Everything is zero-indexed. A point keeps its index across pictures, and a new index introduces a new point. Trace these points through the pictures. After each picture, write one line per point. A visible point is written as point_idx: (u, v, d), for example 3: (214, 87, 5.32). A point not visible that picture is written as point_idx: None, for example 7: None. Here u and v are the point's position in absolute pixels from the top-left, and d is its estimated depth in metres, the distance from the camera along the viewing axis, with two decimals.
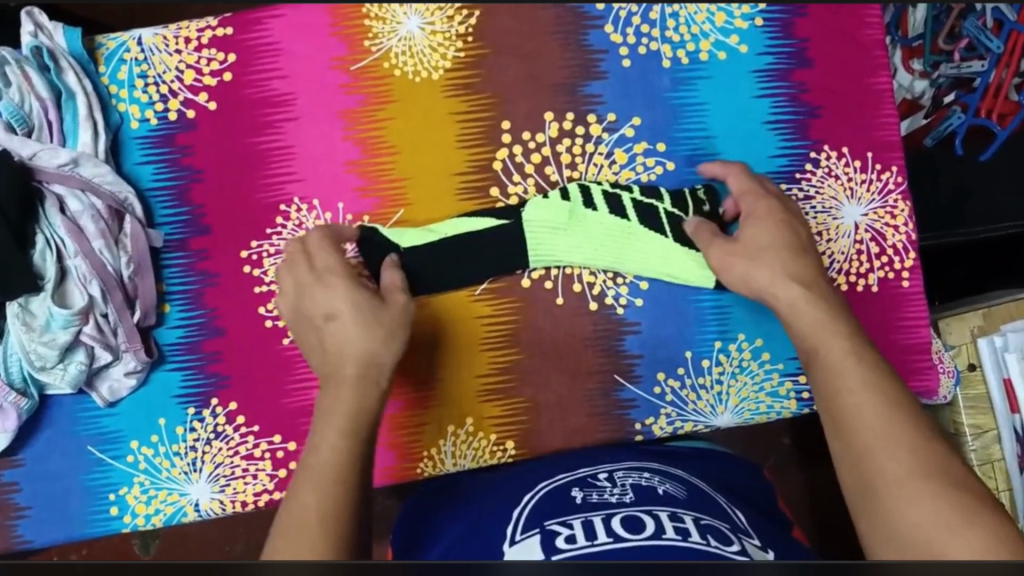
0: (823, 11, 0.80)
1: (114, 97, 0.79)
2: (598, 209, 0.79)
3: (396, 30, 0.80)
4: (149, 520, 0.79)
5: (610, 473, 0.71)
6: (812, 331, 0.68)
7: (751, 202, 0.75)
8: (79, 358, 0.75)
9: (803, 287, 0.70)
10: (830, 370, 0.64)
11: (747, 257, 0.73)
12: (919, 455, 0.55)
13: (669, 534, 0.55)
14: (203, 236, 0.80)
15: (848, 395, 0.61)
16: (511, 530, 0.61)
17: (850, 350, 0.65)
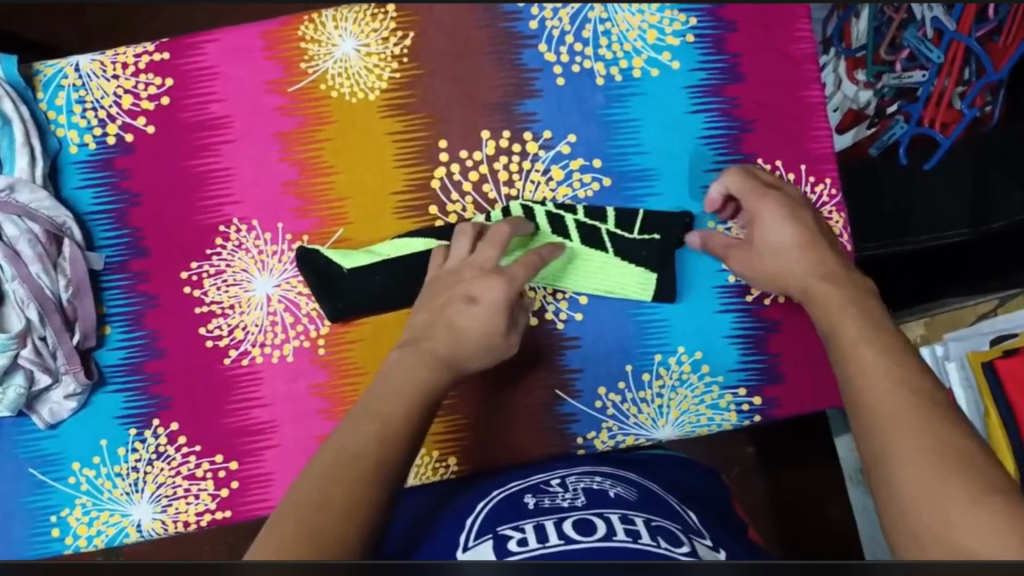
0: (753, 27, 0.81)
1: (52, 122, 0.80)
2: (541, 226, 0.80)
3: (332, 52, 0.80)
4: (91, 542, 0.79)
5: (562, 478, 0.73)
6: (820, 306, 0.68)
7: (756, 201, 0.74)
8: (17, 382, 0.75)
9: (806, 265, 0.71)
10: (834, 331, 0.65)
11: (767, 253, 0.74)
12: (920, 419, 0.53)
13: (620, 536, 0.57)
14: (143, 258, 0.80)
15: (844, 350, 0.62)
16: (463, 538, 0.63)
17: (850, 311, 0.65)
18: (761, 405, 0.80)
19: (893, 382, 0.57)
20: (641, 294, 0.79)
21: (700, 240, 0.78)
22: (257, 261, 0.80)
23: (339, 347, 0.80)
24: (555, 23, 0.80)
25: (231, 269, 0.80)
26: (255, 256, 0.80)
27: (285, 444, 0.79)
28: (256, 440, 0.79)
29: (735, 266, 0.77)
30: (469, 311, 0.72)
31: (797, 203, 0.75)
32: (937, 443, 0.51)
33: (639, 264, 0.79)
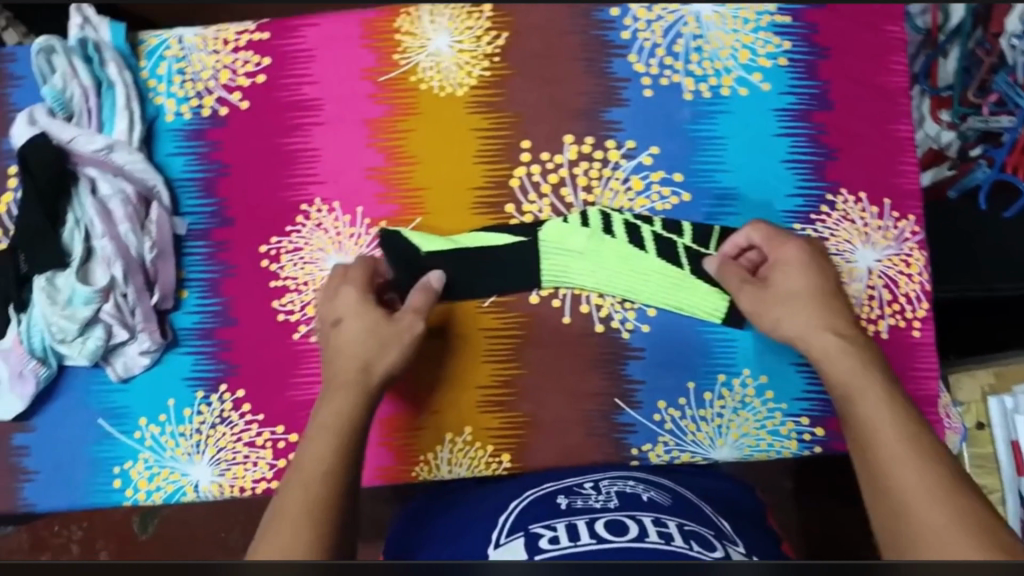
0: (846, 56, 0.81)
1: (153, 90, 0.83)
2: (617, 236, 0.80)
3: (425, 45, 0.82)
4: (149, 497, 0.81)
5: (597, 481, 0.75)
6: (844, 379, 0.70)
7: (778, 249, 0.76)
8: (96, 334, 0.78)
9: (832, 338, 0.72)
10: (863, 419, 0.66)
11: (779, 301, 0.75)
12: (919, 448, 0.62)
13: (652, 537, 0.60)
14: (226, 227, 0.82)
15: (883, 445, 0.63)
16: (495, 535, 0.65)
17: (885, 398, 0.67)
18: (823, 436, 0.79)
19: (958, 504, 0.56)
20: (710, 315, 0.80)
21: (718, 265, 0.78)
22: (334, 242, 0.82)
23: None
24: (647, 35, 0.81)
25: (309, 247, 0.82)
26: (333, 236, 0.82)
27: None
28: None
29: (747, 309, 0.77)
30: (387, 328, 0.75)
31: (819, 253, 0.77)
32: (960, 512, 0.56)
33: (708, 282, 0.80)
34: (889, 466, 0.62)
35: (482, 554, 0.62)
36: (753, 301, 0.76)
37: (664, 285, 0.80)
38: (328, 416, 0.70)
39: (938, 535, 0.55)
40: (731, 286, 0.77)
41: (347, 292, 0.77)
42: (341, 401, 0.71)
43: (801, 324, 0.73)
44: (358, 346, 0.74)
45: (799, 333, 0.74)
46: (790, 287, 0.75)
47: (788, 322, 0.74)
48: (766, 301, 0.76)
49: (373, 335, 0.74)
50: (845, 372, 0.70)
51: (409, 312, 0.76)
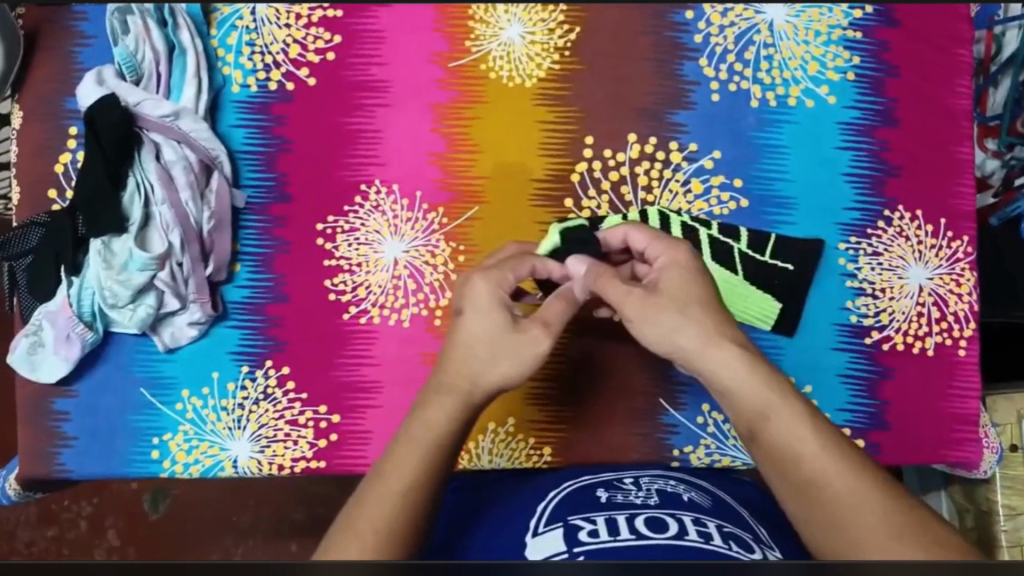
0: (913, 75, 0.82)
1: (220, 60, 0.83)
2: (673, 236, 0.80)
3: (497, 35, 0.82)
4: (187, 469, 0.81)
5: (634, 478, 0.74)
6: (755, 390, 0.62)
7: (670, 247, 0.69)
8: (148, 302, 0.77)
9: (734, 349, 0.63)
10: (768, 435, 0.61)
11: (672, 307, 0.65)
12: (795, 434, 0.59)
13: (692, 536, 0.59)
14: (283, 203, 0.82)
15: (780, 438, 0.60)
16: (534, 523, 0.65)
17: (797, 410, 0.60)
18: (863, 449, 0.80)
19: (879, 496, 0.56)
20: (762, 322, 0.79)
21: (587, 268, 0.71)
22: (390, 225, 0.82)
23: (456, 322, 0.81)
24: (719, 40, 0.82)
25: (365, 229, 0.82)
26: (390, 219, 0.82)
27: (388, 407, 0.80)
28: (362, 397, 0.81)
29: (632, 316, 0.67)
30: (509, 335, 0.67)
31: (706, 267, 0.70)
32: (885, 502, 0.56)
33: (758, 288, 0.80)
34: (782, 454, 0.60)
35: (520, 541, 0.63)
36: (639, 307, 0.66)
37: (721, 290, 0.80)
38: (437, 419, 0.65)
39: (854, 513, 0.56)
40: (618, 297, 0.68)
41: (479, 285, 0.69)
42: (449, 406, 0.65)
43: (701, 336, 0.64)
44: (474, 353, 0.67)
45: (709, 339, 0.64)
46: (678, 291, 0.66)
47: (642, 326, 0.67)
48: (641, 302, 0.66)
49: (507, 346, 0.67)
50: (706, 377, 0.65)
51: (538, 324, 0.69)
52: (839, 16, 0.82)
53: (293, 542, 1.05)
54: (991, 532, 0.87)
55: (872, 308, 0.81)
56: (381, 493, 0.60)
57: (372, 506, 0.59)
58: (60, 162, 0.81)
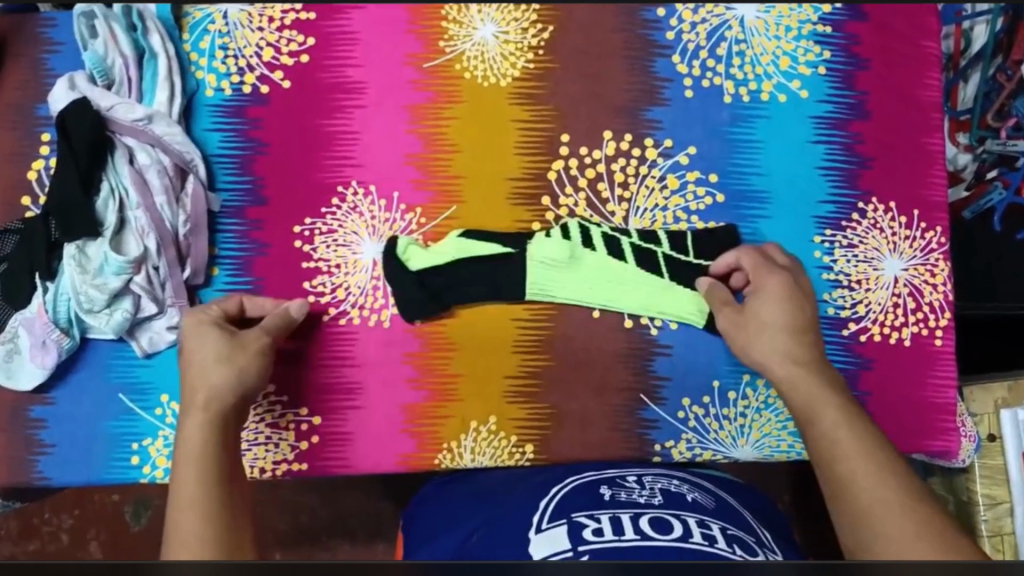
0: (883, 69, 0.83)
1: (193, 64, 0.82)
2: (597, 248, 0.81)
3: (471, 34, 0.82)
4: (167, 474, 0.80)
5: (638, 476, 0.75)
6: (804, 399, 0.72)
7: (763, 278, 0.77)
8: (124, 307, 0.77)
9: (793, 368, 0.73)
10: (819, 437, 0.69)
11: (757, 327, 0.75)
12: (852, 442, 0.68)
13: (695, 538, 0.61)
14: (261, 207, 0.82)
15: (840, 457, 0.67)
16: (537, 519, 0.66)
17: (842, 419, 0.69)
18: None
19: (896, 491, 0.64)
20: (698, 319, 0.80)
21: (708, 287, 0.79)
22: (369, 226, 0.82)
23: (435, 322, 0.81)
24: (691, 37, 0.82)
25: (343, 229, 0.82)
26: (368, 220, 0.82)
27: (371, 406, 0.81)
28: (346, 399, 0.80)
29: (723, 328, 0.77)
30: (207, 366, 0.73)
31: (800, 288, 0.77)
32: (904, 501, 0.63)
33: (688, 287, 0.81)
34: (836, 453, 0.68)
35: (523, 537, 0.64)
36: (730, 318, 0.77)
37: (646, 285, 0.80)
38: (190, 442, 0.69)
39: (878, 509, 0.63)
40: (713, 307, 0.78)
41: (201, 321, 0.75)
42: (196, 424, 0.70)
43: (778, 348, 0.74)
44: (210, 374, 0.72)
45: (790, 370, 0.73)
46: (770, 317, 0.76)
47: (753, 349, 0.75)
48: (735, 323, 0.76)
49: (199, 332, 0.74)
50: (793, 396, 0.73)
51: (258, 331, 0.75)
52: (809, 12, 0.83)
53: (279, 552, 1.04)
54: (972, 520, 0.86)
55: (849, 300, 0.81)
56: (184, 510, 0.64)
57: (178, 529, 0.63)
58: (33, 169, 0.81)
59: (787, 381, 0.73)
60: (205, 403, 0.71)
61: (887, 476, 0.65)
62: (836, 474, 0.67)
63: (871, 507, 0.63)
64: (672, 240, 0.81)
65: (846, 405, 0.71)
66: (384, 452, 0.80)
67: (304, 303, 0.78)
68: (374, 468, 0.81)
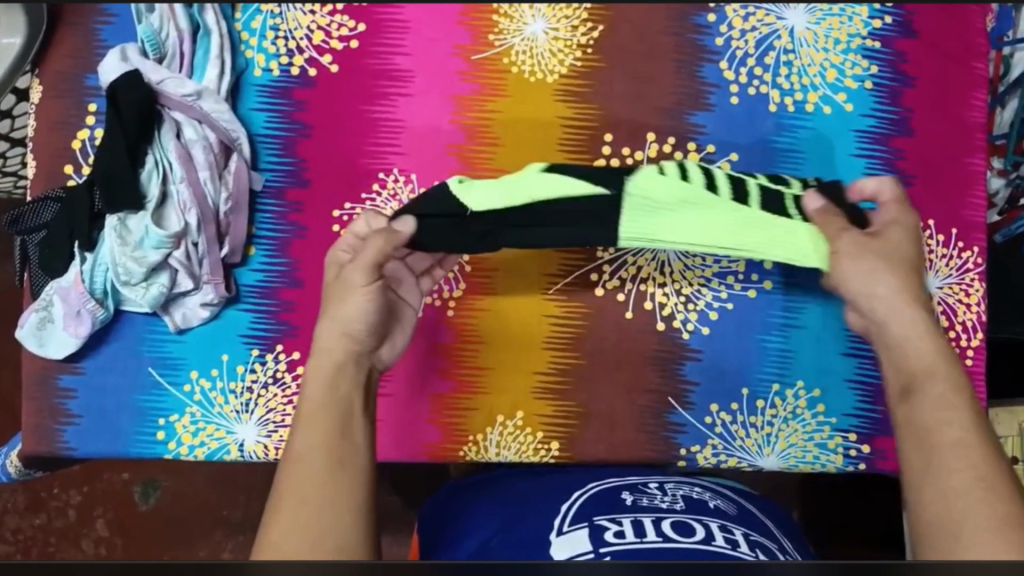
0: (930, 87, 0.83)
1: (244, 43, 0.82)
2: (720, 191, 0.71)
3: (521, 29, 0.83)
4: (192, 451, 0.80)
5: (659, 483, 0.75)
6: (920, 362, 0.67)
7: (900, 211, 0.73)
8: (161, 281, 0.77)
9: (922, 327, 0.69)
10: (929, 404, 0.65)
11: (880, 258, 0.71)
12: (962, 424, 0.62)
13: (719, 542, 0.61)
14: (301, 189, 0.82)
15: (943, 429, 0.62)
16: (558, 523, 0.66)
17: (955, 394, 0.64)
18: (869, 453, 0.81)
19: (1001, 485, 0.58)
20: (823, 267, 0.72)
21: (819, 207, 0.71)
22: None
23: (466, 314, 0.82)
24: (740, 44, 0.82)
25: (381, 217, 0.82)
26: None
27: (398, 395, 0.81)
28: None
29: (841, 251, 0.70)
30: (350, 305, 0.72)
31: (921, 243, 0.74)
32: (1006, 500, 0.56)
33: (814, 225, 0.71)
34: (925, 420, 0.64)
35: (544, 539, 0.64)
36: (858, 243, 0.71)
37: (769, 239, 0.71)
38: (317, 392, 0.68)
39: (973, 496, 0.57)
40: (831, 232, 0.71)
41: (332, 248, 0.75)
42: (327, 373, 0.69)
43: (890, 301, 0.70)
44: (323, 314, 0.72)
45: (904, 325, 0.69)
46: (898, 247, 0.72)
47: (862, 276, 0.70)
48: (858, 245, 0.71)
49: (330, 265, 0.74)
50: (904, 363, 0.68)
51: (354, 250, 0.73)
52: (859, 26, 0.83)
53: None
54: None
55: None
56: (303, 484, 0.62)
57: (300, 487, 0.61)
58: (78, 138, 0.81)
59: (900, 338, 0.69)
60: (336, 367, 0.70)
61: (971, 451, 0.60)
62: (934, 448, 0.62)
63: (962, 496, 0.57)
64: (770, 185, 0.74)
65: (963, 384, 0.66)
66: (410, 441, 0.81)
67: (407, 217, 0.71)
68: (398, 456, 0.81)
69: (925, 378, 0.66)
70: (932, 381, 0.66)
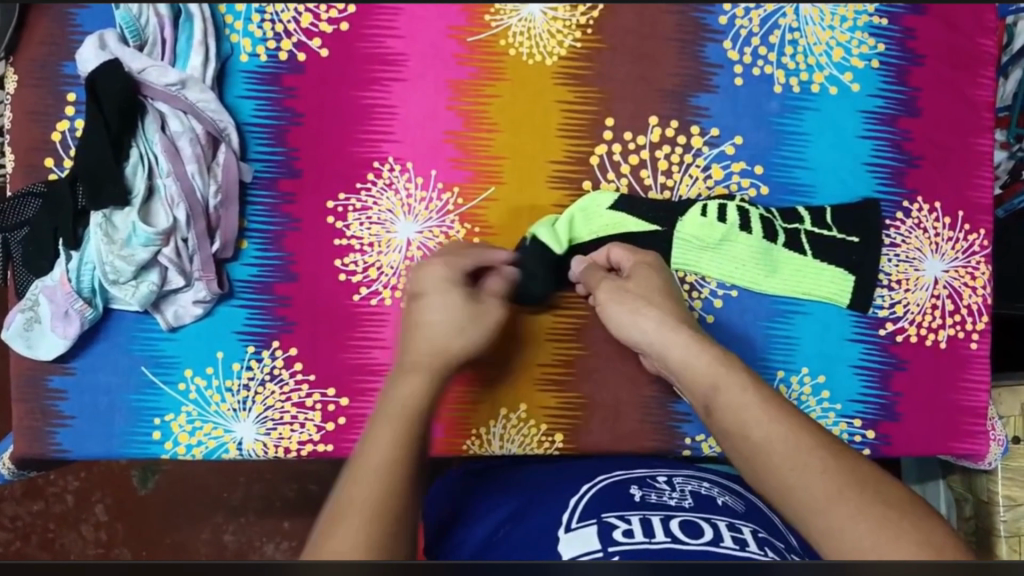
0: (938, 64, 0.81)
1: (228, 27, 0.79)
2: (751, 231, 0.78)
3: (518, 9, 0.79)
4: (189, 451, 0.79)
5: (668, 477, 0.73)
6: (707, 368, 0.69)
7: (637, 256, 0.78)
8: (151, 279, 0.75)
9: (682, 333, 0.71)
10: (733, 407, 0.66)
11: (635, 302, 0.74)
12: (811, 453, 0.61)
13: (726, 543, 0.59)
14: (293, 179, 0.79)
15: (779, 450, 0.62)
16: (567, 518, 0.64)
17: (749, 393, 0.67)
18: (873, 439, 0.80)
19: (856, 503, 0.56)
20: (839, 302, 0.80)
21: (581, 270, 0.79)
22: (404, 205, 0.80)
23: None
24: (744, 23, 0.80)
25: (377, 207, 0.79)
26: (403, 198, 0.79)
27: None
28: (371, 380, 0.79)
29: (604, 302, 0.76)
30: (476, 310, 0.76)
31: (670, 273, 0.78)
32: (860, 504, 0.56)
33: (829, 264, 0.79)
34: (791, 469, 0.60)
35: (553, 534, 0.62)
36: (609, 289, 0.76)
37: (793, 278, 0.79)
38: (400, 398, 0.69)
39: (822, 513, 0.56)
40: (593, 284, 0.77)
41: (425, 282, 0.76)
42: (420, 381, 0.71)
43: (650, 321, 0.72)
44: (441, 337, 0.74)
45: (654, 334, 0.72)
46: (647, 283, 0.76)
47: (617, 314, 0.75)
48: (613, 292, 0.75)
49: (438, 291, 0.76)
50: (688, 364, 0.70)
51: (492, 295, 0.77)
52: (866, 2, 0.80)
53: (286, 521, 1.02)
54: (990, 521, 0.85)
55: (888, 300, 0.80)
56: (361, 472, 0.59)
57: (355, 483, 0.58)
58: (57, 130, 0.78)
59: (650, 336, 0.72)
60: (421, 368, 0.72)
61: (825, 472, 0.59)
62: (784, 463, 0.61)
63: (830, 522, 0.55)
64: (786, 215, 0.79)
65: (752, 380, 0.68)
66: None
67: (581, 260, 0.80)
68: None
69: (712, 390, 0.68)
70: (723, 384, 0.68)
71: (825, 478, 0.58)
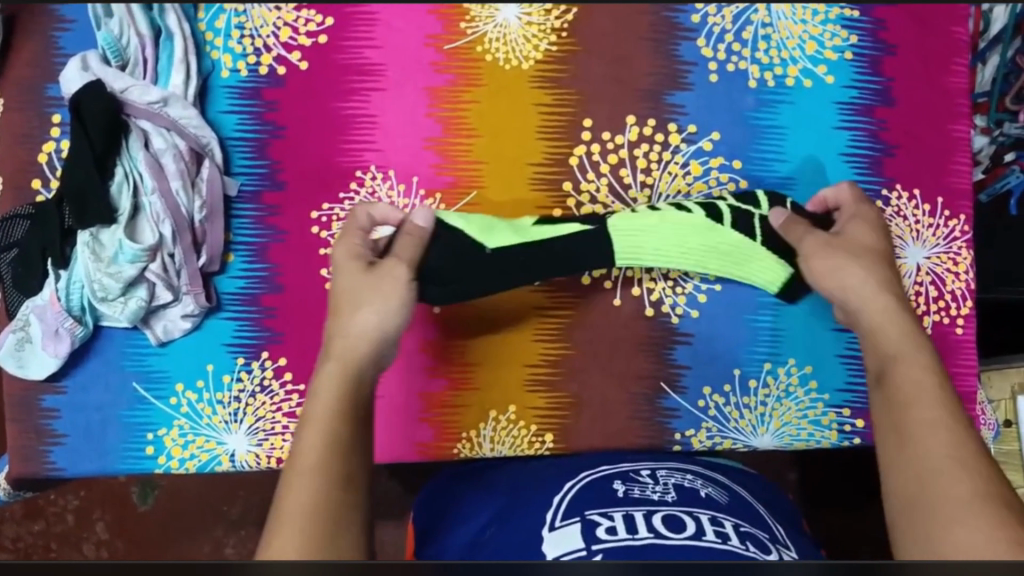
0: (910, 53, 0.82)
1: (209, 44, 0.80)
2: (691, 210, 0.78)
3: (493, 16, 0.80)
4: (182, 465, 0.79)
5: (651, 470, 0.73)
6: (894, 341, 0.72)
7: (856, 206, 0.78)
8: (139, 295, 0.75)
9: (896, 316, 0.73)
10: (903, 383, 0.69)
11: (845, 253, 0.76)
12: (962, 450, 0.62)
13: (708, 537, 0.58)
14: (278, 191, 0.80)
15: (935, 436, 0.64)
16: (550, 516, 0.63)
17: (928, 374, 0.69)
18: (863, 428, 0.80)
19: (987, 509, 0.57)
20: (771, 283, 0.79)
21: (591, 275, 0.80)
22: None
23: (458, 306, 0.81)
24: (717, 20, 0.81)
25: None
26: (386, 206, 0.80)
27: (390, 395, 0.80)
28: None
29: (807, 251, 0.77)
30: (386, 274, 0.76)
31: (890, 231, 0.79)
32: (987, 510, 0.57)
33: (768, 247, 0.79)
34: (932, 465, 0.62)
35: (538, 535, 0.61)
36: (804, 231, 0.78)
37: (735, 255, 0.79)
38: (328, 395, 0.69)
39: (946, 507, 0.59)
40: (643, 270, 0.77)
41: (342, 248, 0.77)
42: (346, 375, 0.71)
43: (857, 284, 0.75)
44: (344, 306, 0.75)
45: (863, 301, 0.74)
46: (861, 239, 0.76)
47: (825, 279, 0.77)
48: (822, 244, 0.77)
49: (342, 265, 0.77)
50: (888, 343, 0.72)
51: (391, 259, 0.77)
52: None
53: None
54: None
55: None
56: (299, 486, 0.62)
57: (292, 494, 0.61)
58: (44, 152, 0.79)
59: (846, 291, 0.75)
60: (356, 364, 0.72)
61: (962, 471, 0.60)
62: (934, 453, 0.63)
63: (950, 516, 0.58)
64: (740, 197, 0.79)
65: (934, 367, 0.69)
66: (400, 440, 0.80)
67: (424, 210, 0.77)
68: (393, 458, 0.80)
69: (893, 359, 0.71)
70: (905, 360, 0.70)
71: (967, 478, 0.60)
